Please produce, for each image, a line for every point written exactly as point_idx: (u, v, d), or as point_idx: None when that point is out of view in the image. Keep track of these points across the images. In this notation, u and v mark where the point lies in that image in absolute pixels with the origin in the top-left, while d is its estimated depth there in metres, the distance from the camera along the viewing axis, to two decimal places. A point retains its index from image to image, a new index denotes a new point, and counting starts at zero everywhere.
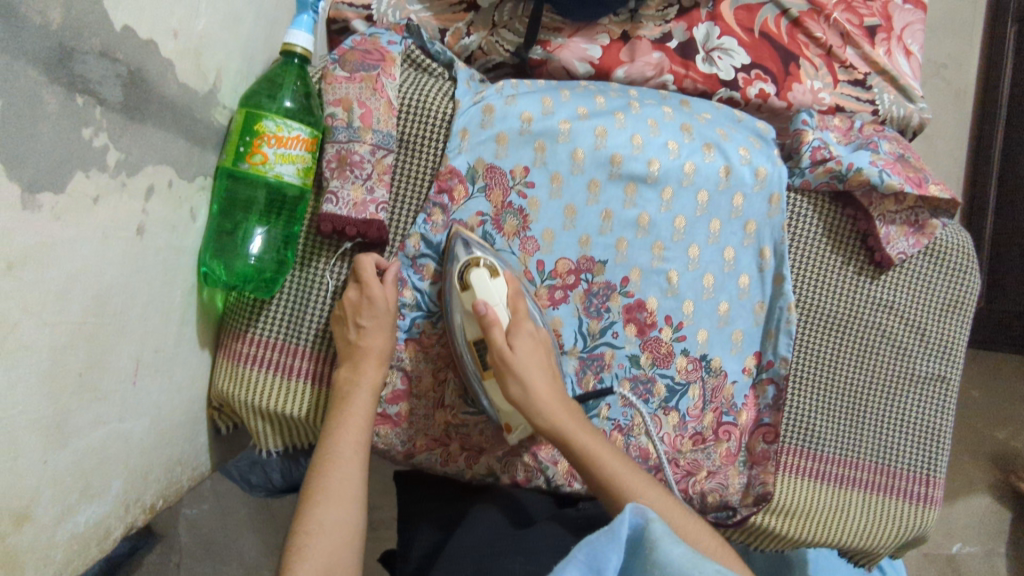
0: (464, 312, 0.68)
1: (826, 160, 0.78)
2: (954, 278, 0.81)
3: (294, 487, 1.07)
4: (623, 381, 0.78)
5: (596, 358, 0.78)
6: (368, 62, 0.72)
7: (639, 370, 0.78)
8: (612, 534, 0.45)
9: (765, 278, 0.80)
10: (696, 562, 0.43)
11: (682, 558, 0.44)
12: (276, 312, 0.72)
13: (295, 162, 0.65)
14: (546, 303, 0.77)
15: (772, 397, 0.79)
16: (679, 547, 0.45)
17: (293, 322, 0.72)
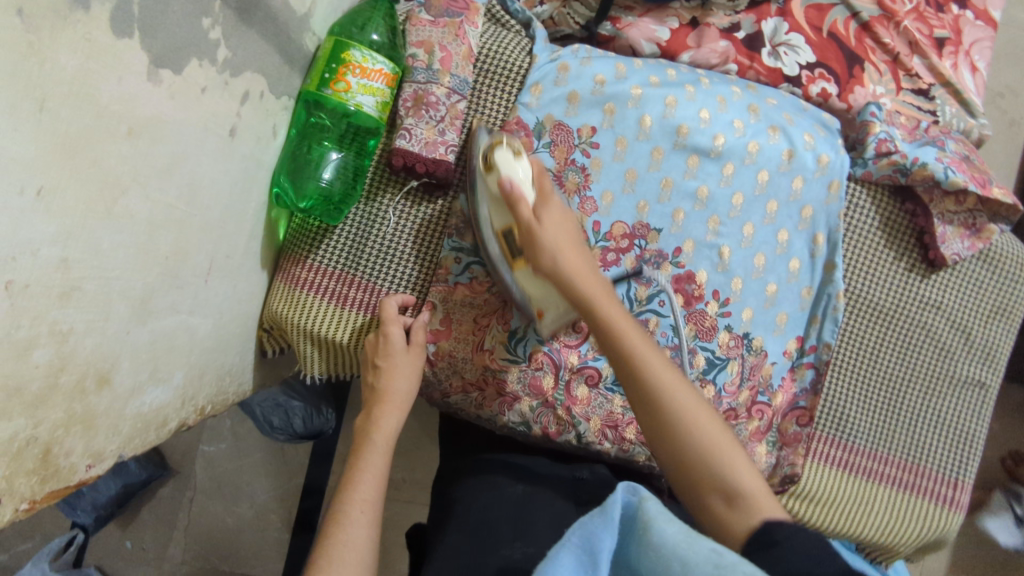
0: (492, 196, 0.65)
1: (891, 153, 0.79)
2: (1005, 285, 0.81)
3: (315, 433, 1.09)
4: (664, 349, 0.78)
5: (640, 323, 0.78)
6: (453, 10, 0.74)
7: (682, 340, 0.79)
8: (605, 518, 0.45)
9: (816, 264, 0.81)
10: (690, 540, 0.41)
11: (676, 536, 0.42)
12: (338, 241, 0.74)
13: (375, 94, 0.67)
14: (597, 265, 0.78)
15: (809, 381, 0.81)
16: (675, 525, 0.43)
17: (352, 253, 0.74)
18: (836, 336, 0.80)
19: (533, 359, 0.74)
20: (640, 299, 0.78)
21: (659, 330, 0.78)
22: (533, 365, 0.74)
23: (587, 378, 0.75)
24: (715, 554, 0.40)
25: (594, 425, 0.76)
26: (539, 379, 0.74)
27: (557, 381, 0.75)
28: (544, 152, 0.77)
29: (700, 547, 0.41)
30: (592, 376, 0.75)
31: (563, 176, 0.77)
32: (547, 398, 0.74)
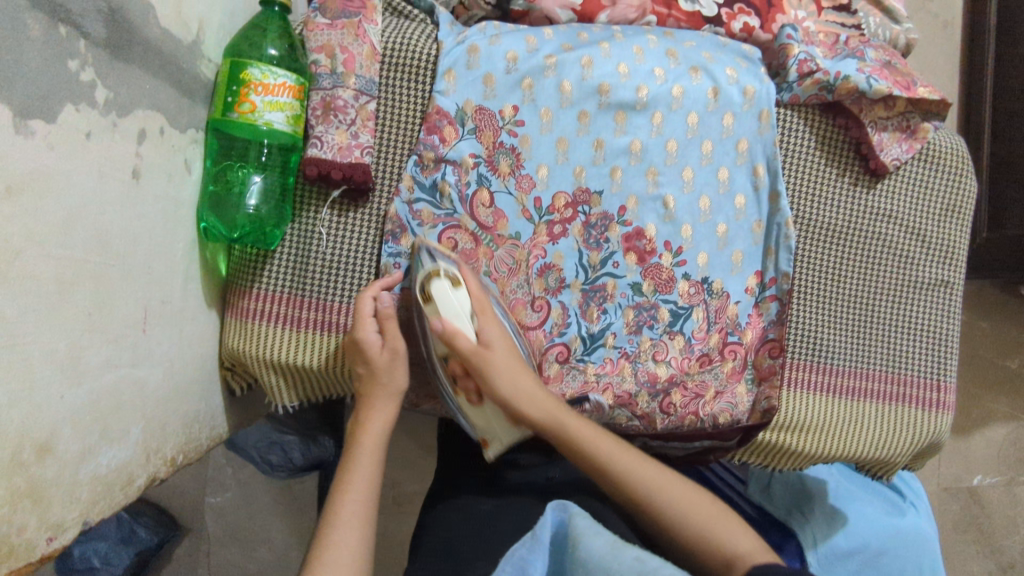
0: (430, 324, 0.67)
1: (813, 72, 0.78)
2: (948, 183, 0.82)
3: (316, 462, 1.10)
4: (627, 310, 0.79)
5: (598, 289, 0.79)
6: (349, 10, 0.72)
7: (642, 297, 0.79)
8: (535, 541, 0.51)
9: (761, 197, 0.80)
10: (615, 553, 0.47)
11: (601, 550, 0.48)
12: (279, 267, 0.72)
13: (283, 110, 0.66)
14: (546, 239, 0.78)
15: (775, 313, 0.80)
16: (601, 538, 0.49)
17: (296, 276, 0.73)
18: (793, 263, 0.79)
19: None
20: (594, 265, 0.78)
21: (618, 292, 0.79)
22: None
23: (557, 355, 0.77)
24: (639, 562, 0.46)
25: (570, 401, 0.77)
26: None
27: None
28: (470, 138, 0.76)
29: (625, 558, 0.46)
30: (562, 350, 0.77)
31: (494, 159, 0.77)
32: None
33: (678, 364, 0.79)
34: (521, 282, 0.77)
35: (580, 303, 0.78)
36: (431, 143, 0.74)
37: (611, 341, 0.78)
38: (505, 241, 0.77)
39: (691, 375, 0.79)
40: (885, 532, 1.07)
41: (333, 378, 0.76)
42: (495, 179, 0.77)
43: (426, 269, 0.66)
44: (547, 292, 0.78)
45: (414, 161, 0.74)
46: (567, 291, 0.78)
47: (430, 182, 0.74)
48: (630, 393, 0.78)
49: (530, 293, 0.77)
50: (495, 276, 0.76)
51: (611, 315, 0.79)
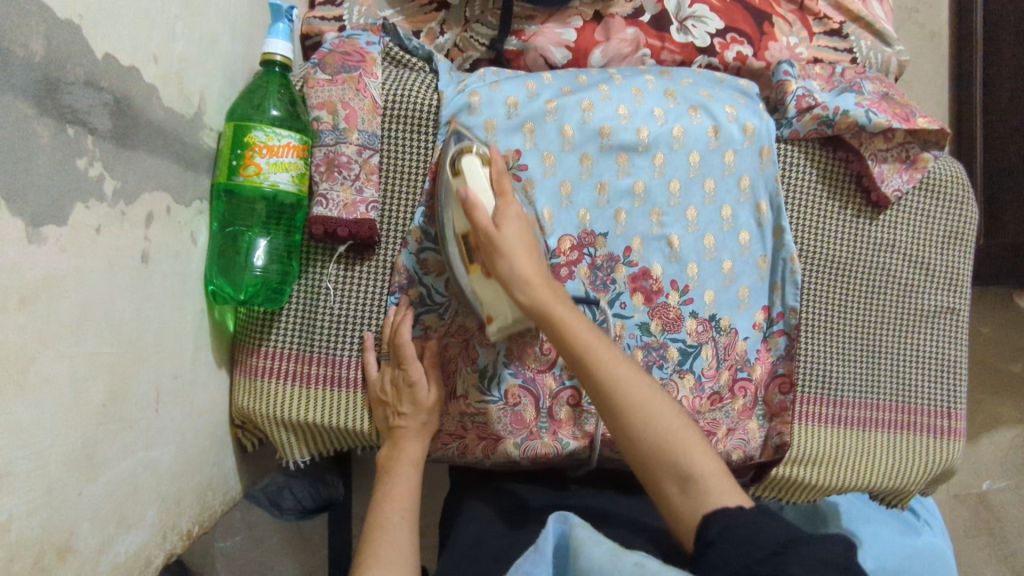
0: (455, 202, 0.65)
1: (812, 107, 0.78)
2: (949, 211, 0.83)
3: (325, 503, 1.09)
4: (636, 351, 0.78)
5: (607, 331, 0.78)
6: (349, 64, 0.72)
7: (651, 337, 0.79)
8: (539, 554, 0.54)
9: (765, 232, 0.81)
10: (614, 559, 0.50)
11: (602, 557, 0.51)
12: (289, 324, 0.72)
13: (288, 170, 0.66)
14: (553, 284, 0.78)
15: (783, 347, 0.81)
16: (601, 546, 0.52)
17: (305, 333, 0.72)
18: (800, 298, 0.80)
19: (508, 395, 0.76)
20: (601, 307, 0.78)
21: (626, 333, 0.79)
22: (511, 401, 0.76)
23: (568, 399, 0.77)
24: (638, 567, 0.49)
25: (581, 443, 0.77)
26: (520, 413, 0.76)
27: (539, 411, 0.77)
28: None
29: (625, 564, 0.49)
30: (573, 394, 0.77)
31: None
32: (531, 429, 0.77)
33: (690, 403, 0.78)
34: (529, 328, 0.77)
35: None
36: (435, 192, 0.74)
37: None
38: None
39: (703, 415, 0.79)
40: (903, 551, 1.06)
41: (346, 433, 0.75)
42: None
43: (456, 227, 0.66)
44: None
45: (421, 211, 0.73)
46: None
47: (436, 230, 0.74)
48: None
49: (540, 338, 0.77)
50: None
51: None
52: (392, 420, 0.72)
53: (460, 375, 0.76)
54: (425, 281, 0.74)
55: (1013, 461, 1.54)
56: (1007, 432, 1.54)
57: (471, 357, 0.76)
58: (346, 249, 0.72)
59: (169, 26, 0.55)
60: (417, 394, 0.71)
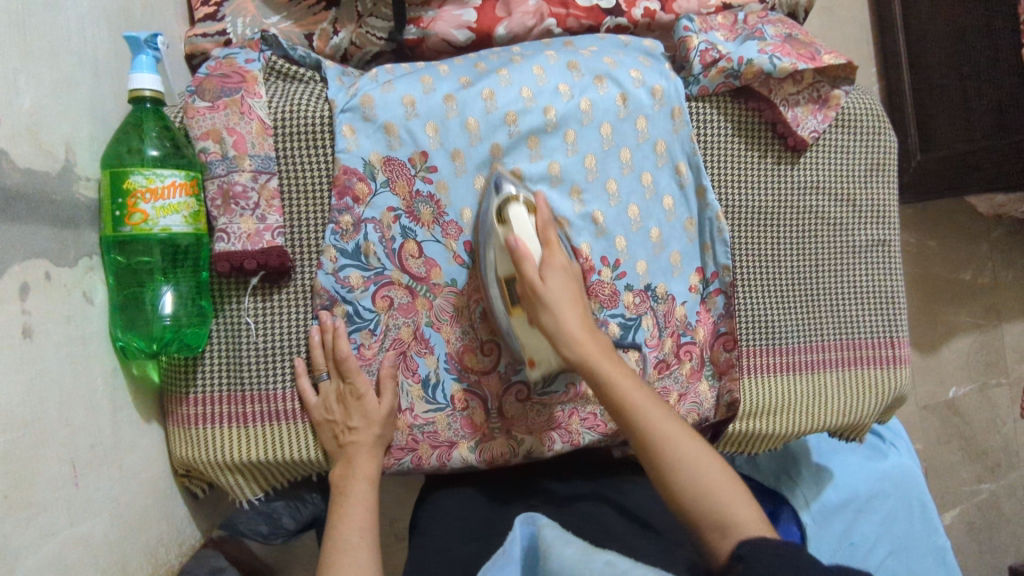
0: (499, 248, 0.68)
1: (717, 60, 0.77)
2: (870, 143, 0.82)
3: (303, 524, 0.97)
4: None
5: None
6: (228, 87, 0.68)
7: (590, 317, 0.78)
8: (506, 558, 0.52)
9: (688, 194, 0.80)
10: (585, 559, 0.47)
11: (573, 558, 0.48)
12: (215, 365, 0.70)
13: (179, 211, 0.62)
14: (483, 282, 0.76)
15: (722, 307, 0.81)
16: (572, 546, 0.49)
17: (233, 372, 0.70)
18: (731, 255, 0.80)
19: (456, 400, 0.75)
20: None
21: None
22: (459, 406, 0.75)
23: (518, 394, 0.76)
24: (610, 566, 0.46)
25: (538, 437, 0.76)
26: (471, 417, 0.75)
27: (488, 412, 0.75)
28: (385, 191, 0.73)
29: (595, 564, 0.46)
30: (521, 390, 0.76)
31: (415, 209, 0.74)
32: (485, 432, 0.75)
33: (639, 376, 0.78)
34: (466, 330, 0.75)
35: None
36: (345, 204, 0.71)
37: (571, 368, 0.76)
38: (442, 289, 0.75)
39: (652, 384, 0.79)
40: (873, 478, 1.10)
41: (295, 464, 0.73)
42: (422, 230, 0.74)
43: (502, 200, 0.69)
44: (495, 334, 0.75)
45: (332, 229, 0.71)
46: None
47: (352, 247, 0.71)
48: (596, 413, 0.77)
49: (477, 338, 0.75)
50: (438, 326, 0.75)
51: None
52: (342, 437, 0.70)
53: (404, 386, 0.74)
54: (350, 298, 0.72)
55: (976, 365, 1.57)
56: (967, 338, 1.57)
57: (411, 368, 0.74)
58: (260, 279, 0.70)
59: (10, 78, 0.50)
60: (367, 404, 0.69)
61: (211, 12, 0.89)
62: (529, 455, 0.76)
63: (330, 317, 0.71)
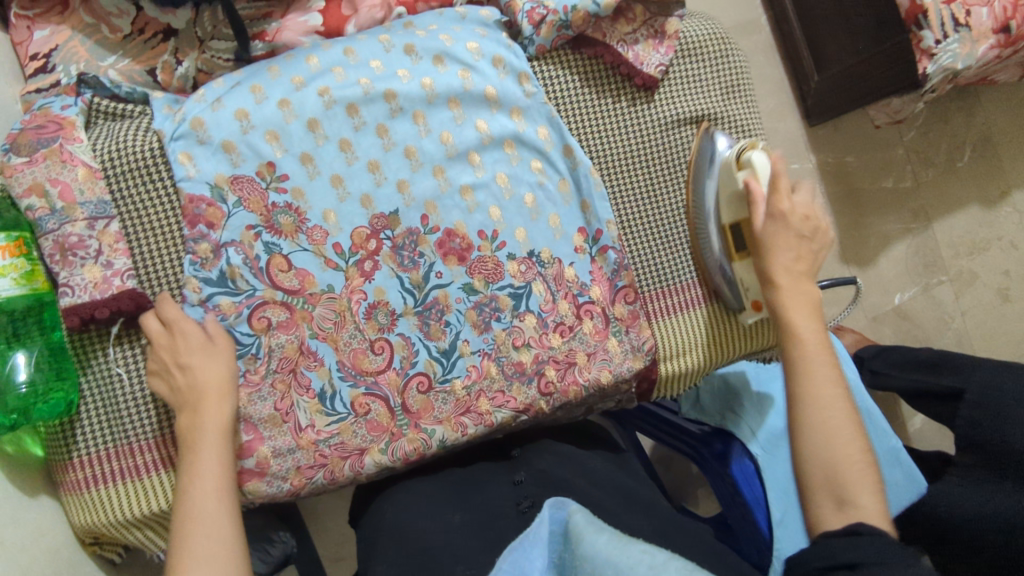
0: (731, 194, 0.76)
1: (545, 16, 0.76)
2: (717, 66, 0.83)
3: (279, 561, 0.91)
4: (468, 313, 0.76)
5: (432, 306, 0.75)
6: (45, 137, 0.66)
7: (479, 295, 0.76)
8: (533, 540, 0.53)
9: (555, 156, 0.79)
10: (620, 543, 0.49)
11: (607, 544, 0.49)
12: (91, 424, 0.67)
13: (6, 273, 0.60)
14: (361, 281, 0.73)
15: (613, 262, 0.79)
16: (604, 533, 0.51)
17: (113, 428, 0.67)
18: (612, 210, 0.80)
19: (356, 406, 0.72)
20: (418, 284, 0.75)
21: (452, 300, 0.76)
22: (361, 411, 0.72)
23: (419, 386, 0.74)
24: (646, 554, 0.48)
25: (450, 428, 0.74)
26: (374, 419, 0.72)
27: (392, 412, 0.73)
28: (239, 211, 0.69)
29: (632, 549, 0.48)
30: (422, 381, 0.74)
31: (275, 221, 0.71)
32: (393, 431, 0.73)
33: (539, 343, 0.77)
34: (353, 332, 0.73)
35: (419, 327, 0.75)
36: (196, 232, 0.68)
37: (466, 349, 0.75)
38: (320, 297, 0.72)
39: (556, 349, 0.77)
40: None
41: None
42: (285, 241, 0.71)
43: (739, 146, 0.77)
44: (383, 331, 0.74)
45: (191, 260, 0.68)
46: (401, 321, 0.74)
47: (216, 274, 0.68)
48: (502, 390, 0.75)
49: (366, 339, 0.73)
50: (323, 335, 0.72)
51: (455, 324, 0.76)
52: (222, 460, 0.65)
53: (302, 405, 0.70)
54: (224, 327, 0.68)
55: (915, 268, 1.59)
56: (901, 245, 1.59)
57: (304, 385, 0.71)
58: (122, 328, 0.67)
59: None
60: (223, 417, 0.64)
61: (41, 66, 0.84)
62: (441, 445, 0.74)
63: None
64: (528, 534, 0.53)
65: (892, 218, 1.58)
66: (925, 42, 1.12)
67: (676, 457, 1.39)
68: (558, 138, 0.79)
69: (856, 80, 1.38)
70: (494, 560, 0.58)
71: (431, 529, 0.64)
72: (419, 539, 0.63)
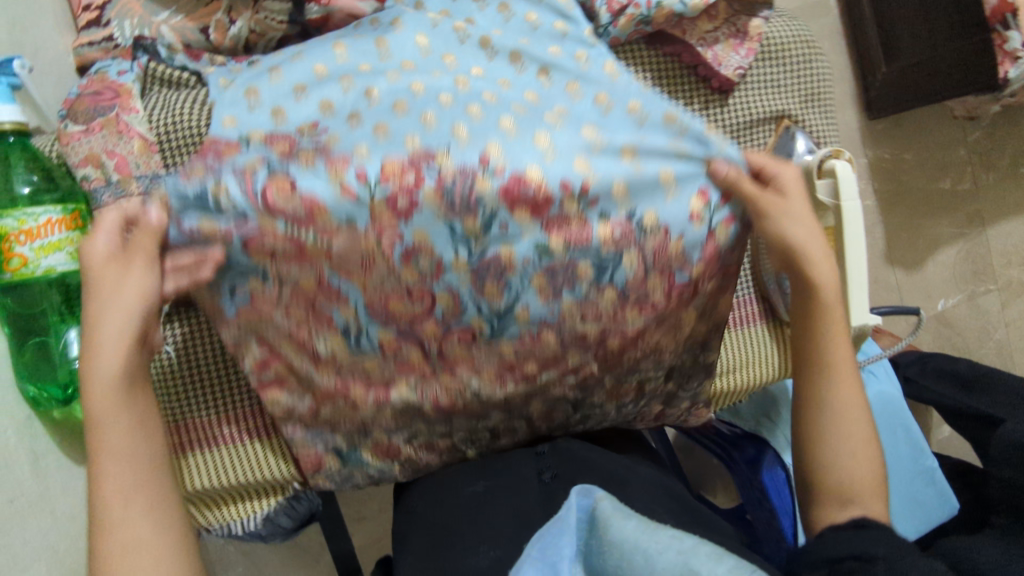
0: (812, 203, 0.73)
1: (625, 8, 0.69)
2: (801, 72, 0.78)
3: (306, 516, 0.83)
4: (536, 277, 0.56)
5: (489, 262, 0.55)
6: (101, 105, 0.64)
7: (552, 258, 0.55)
8: (560, 528, 0.47)
9: (660, 103, 0.59)
10: (648, 532, 0.45)
11: (635, 530, 0.45)
12: (185, 400, 0.70)
13: (62, 248, 0.59)
14: (394, 219, 0.52)
15: (734, 236, 0.60)
16: (633, 519, 0.46)
17: (207, 403, 0.70)
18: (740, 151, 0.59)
19: (385, 346, 0.59)
20: (473, 234, 0.53)
21: (518, 259, 0.55)
22: None
23: (459, 339, 0.59)
24: (675, 540, 0.45)
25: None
26: (406, 358, 0.60)
27: None
28: (252, 146, 0.55)
29: (662, 535, 0.45)
30: (465, 334, 0.59)
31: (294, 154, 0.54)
32: (423, 368, 0.61)
33: (610, 317, 0.59)
34: (383, 276, 0.54)
35: (473, 283, 0.55)
36: (200, 161, 0.54)
37: (521, 315, 0.57)
38: (336, 228, 0.52)
39: (629, 325, 0.60)
40: None
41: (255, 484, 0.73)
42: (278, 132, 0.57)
43: (823, 152, 0.70)
44: (424, 279, 0.55)
45: (174, 175, 0.54)
46: (448, 274, 0.55)
47: (194, 188, 0.53)
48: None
49: (402, 285, 0.55)
50: (344, 270, 0.54)
51: (517, 285, 0.56)
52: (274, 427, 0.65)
53: None
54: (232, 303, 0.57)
55: (964, 274, 1.53)
56: (951, 250, 1.52)
57: None
58: (170, 308, 0.68)
59: None
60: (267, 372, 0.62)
61: (94, 18, 0.81)
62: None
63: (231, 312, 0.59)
64: (554, 521, 0.48)
65: (946, 221, 1.51)
66: (1010, 44, 1.03)
67: (698, 448, 1.39)
68: (654, 98, 0.60)
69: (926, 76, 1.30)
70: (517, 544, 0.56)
71: (452, 519, 0.63)
72: (446, 532, 0.62)
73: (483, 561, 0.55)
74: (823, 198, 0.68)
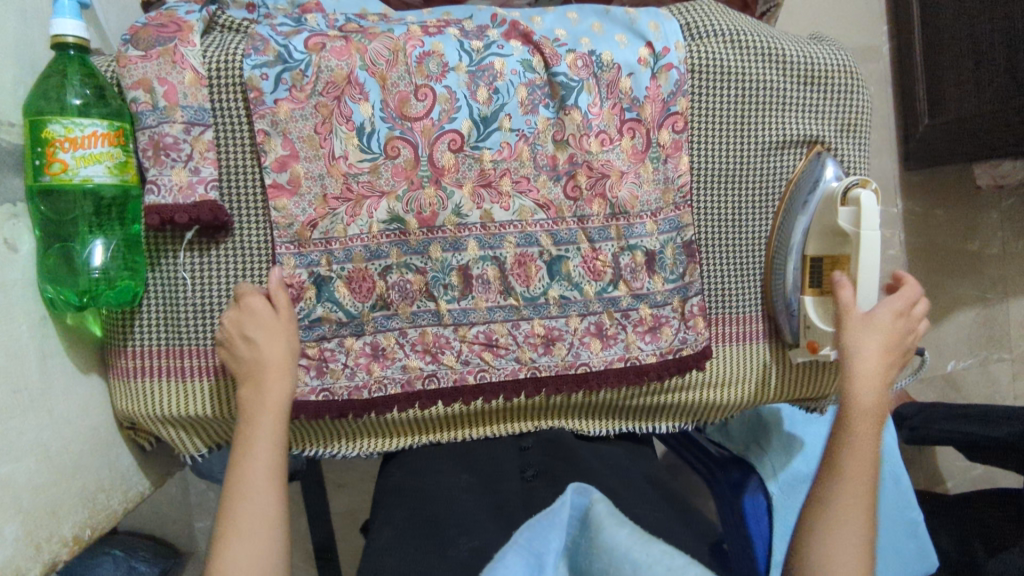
0: (824, 230, 0.74)
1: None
2: (839, 101, 0.79)
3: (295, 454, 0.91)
4: (519, 88, 0.73)
5: (485, 69, 0.72)
6: (163, 35, 0.67)
7: (535, 75, 0.74)
8: (552, 521, 0.51)
9: (613, 15, 0.77)
10: (641, 545, 0.46)
11: (628, 541, 0.47)
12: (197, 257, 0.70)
13: (101, 161, 0.62)
14: (420, 34, 0.72)
15: (674, 81, 0.75)
16: (625, 528, 0.48)
17: (209, 275, 0.70)
18: (688, 62, 0.75)
19: (389, 148, 0.71)
20: (477, 48, 0.72)
21: (508, 70, 0.73)
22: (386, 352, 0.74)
23: (450, 144, 0.72)
24: (665, 556, 0.45)
25: (456, 276, 0.74)
26: (401, 164, 0.71)
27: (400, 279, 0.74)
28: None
29: (653, 552, 0.46)
30: (456, 139, 0.72)
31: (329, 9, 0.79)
32: (412, 180, 0.72)
33: (576, 143, 0.74)
34: (402, 74, 0.70)
35: (468, 86, 0.72)
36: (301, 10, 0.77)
37: (506, 124, 0.73)
38: (377, 35, 0.71)
39: (592, 155, 0.74)
40: None
41: (216, 418, 0.72)
42: (365, 21, 0.75)
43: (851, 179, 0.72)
44: (431, 79, 0.71)
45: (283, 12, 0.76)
46: (452, 75, 0.71)
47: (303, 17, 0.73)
48: (528, 177, 0.74)
49: (412, 83, 0.71)
50: (373, 70, 0.70)
51: (503, 94, 0.73)
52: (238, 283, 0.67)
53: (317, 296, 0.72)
54: (273, 94, 0.68)
55: (978, 339, 1.50)
56: (969, 313, 1.48)
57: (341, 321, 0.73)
58: (240, 109, 0.68)
59: None
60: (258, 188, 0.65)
61: None
62: (455, 210, 0.73)
63: (260, 104, 0.68)
64: (548, 512, 0.52)
65: (970, 283, 1.48)
66: None
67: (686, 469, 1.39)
68: (652, 11, 0.77)
69: (961, 134, 1.29)
70: (490, 533, 0.64)
71: (436, 520, 0.66)
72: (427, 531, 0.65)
73: (462, 551, 0.61)
74: (843, 222, 0.70)
